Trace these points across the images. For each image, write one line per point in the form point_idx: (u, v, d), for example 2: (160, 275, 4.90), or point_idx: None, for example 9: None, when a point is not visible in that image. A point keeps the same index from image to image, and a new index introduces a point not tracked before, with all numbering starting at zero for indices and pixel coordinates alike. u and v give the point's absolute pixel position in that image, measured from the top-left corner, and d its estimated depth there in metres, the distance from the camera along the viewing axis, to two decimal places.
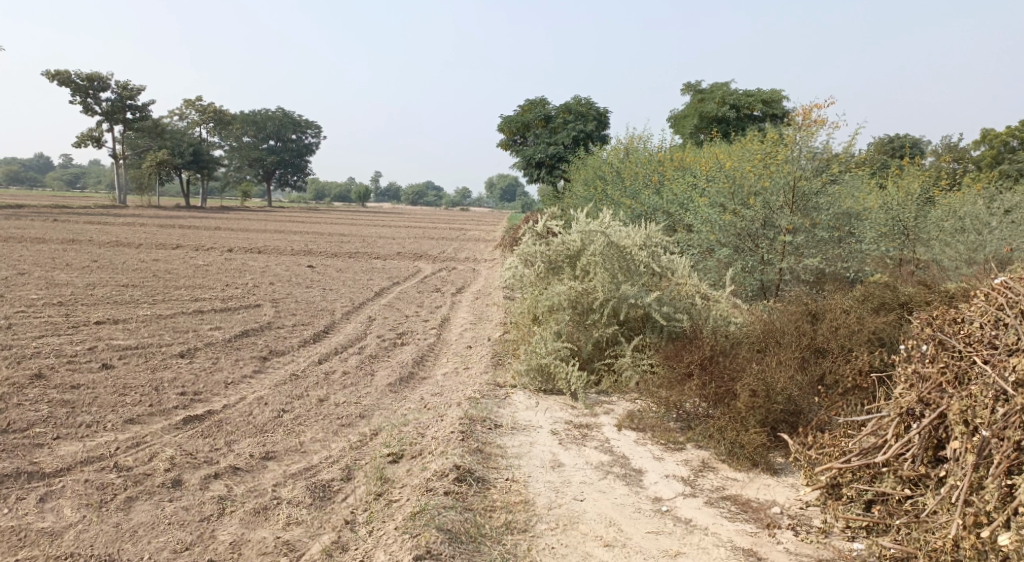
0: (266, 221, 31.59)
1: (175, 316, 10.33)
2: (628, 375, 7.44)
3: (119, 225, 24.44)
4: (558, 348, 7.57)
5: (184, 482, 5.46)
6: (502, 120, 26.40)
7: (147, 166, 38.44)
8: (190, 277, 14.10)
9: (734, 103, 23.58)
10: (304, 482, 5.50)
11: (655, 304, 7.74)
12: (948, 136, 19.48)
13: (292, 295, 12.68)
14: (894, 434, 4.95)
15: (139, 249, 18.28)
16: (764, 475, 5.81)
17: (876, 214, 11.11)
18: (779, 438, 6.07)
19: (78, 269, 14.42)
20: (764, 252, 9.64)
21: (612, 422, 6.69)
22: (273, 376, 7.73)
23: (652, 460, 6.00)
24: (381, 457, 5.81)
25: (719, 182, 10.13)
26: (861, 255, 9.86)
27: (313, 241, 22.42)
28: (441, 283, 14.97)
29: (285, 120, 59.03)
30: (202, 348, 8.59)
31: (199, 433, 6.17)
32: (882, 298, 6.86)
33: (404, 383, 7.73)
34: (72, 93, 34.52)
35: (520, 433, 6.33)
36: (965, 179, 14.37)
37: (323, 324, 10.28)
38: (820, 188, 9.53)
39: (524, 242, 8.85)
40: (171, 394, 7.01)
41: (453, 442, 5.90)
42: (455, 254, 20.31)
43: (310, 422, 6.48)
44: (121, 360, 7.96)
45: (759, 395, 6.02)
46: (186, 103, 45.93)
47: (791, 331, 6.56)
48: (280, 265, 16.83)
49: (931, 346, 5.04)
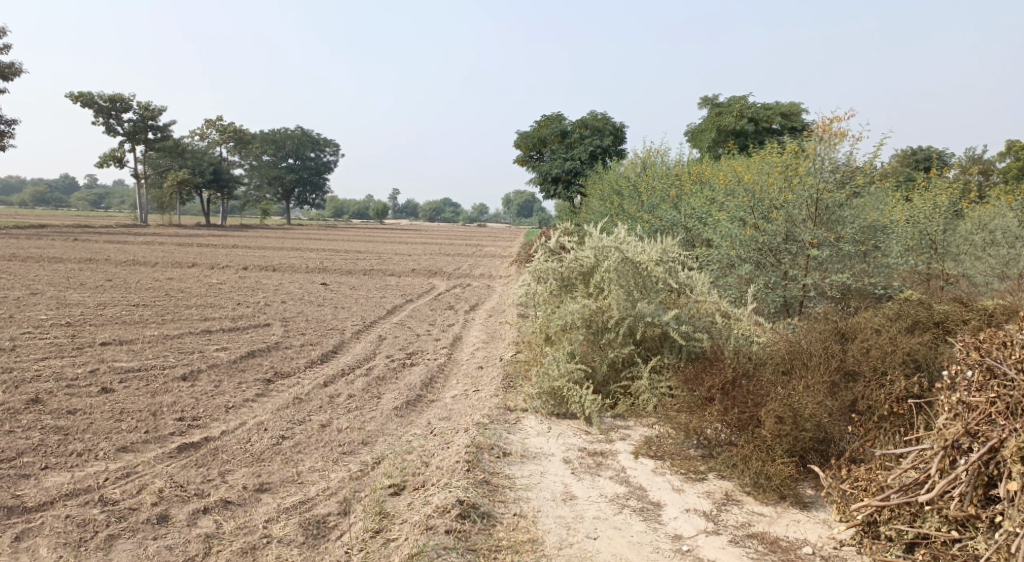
0: (284, 239, 31.36)
1: (182, 336, 10.06)
2: (645, 398, 7.08)
3: (137, 244, 24.35)
4: (571, 370, 7.21)
5: (170, 518, 5.14)
6: (519, 136, 26.13)
7: (168, 185, 38.49)
8: (202, 296, 13.86)
9: (752, 116, 23.22)
10: (297, 518, 5.15)
11: (673, 322, 7.37)
12: (973, 148, 18.97)
13: (303, 314, 12.38)
14: (938, 469, 4.55)
15: (154, 268, 18.11)
16: (793, 510, 5.41)
17: (902, 228, 10.70)
18: (809, 468, 5.69)
19: (91, 289, 14.22)
20: (787, 268, 9.29)
21: (629, 449, 6.31)
22: (276, 400, 7.40)
23: (672, 492, 5.62)
24: (381, 490, 5.45)
25: (739, 196, 9.78)
26: (887, 270, 9.43)
27: (330, 258, 22.21)
28: (455, 300, 14.64)
29: (304, 138, 59.17)
30: (205, 370, 8.29)
31: (192, 462, 5.84)
32: (915, 317, 6.48)
33: (411, 407, 7.37)
34: (94, 114, 34.68)
35: (530, 462, 5.97)
36: (993, 191, 13.94)
37: (331, 344, 9.96)
38: (844, 200, 9.15)
39: (537, 258, 8.50)
40: (168, 420, 6.69)
41: (457, 473, 5.55)
42: (470, 271, 20.02)
43: (309, 449, 6.15)
44: (120, 384, 7.66)
45: (786, 422, 5.62)
46: (206, 122, 46.13)
47: (819, 353, 6.17)
48: (293, 282, 16.58)
49: (979, 372, 4.62)
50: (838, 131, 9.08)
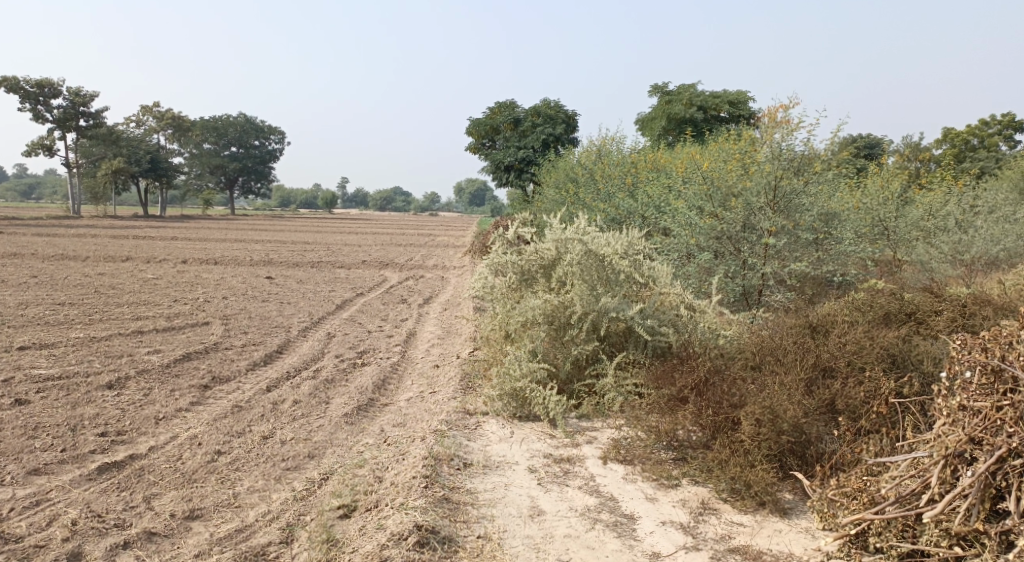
0: (226, 230, 30.29)
1: (111, 338, 9.33)
2: (610, 397, 6.62)
3: (68, 237, 23.12)
4: (533, 370, 6.76)
5: (85, 556, 4.58)
6: (470, 124, 25.51)
7: (103, 174, 36.94)
8: (136, 293, 13.03)
9: (701, 104, 23.03)
10: (234, 552, 4.65)
11: (638, 316, 6.95)
12: (911, 135, 19.08)
13: (246, 311, 11.70)
14: (940, 480, 4.32)
15: (86, 263, 17.10)
16: (774, 518, 5.06)
17: (857, 214, 10.50)
18: (788, 473, 5.33)
19: (14, 287, 13.27)
20: (746, 256, 8.91)
21: (596, 454, 5.88)
22: (213, 409, 6.80)
23: (645, 502, 5.23)
24: (330, 512, 4.95)
25: (696, 183, 9.39)
26: (845, 257, 9.15)
27: (275, 250, 21.38)
28: (408, 293, 14.08)
29: (247, 125, 57.59)
30: (135, 377, 7.62)
31: (114, 485, 5.25)
32: (885, 310, 6.19)
33: (362, 413, 6.84)
34: (21, 100, 32.99)
35: (493, 473, 5.50)
36: (941, 175, 13.91)
37: (276, 343, 9.34)
38: (802, 188, 8.81)
39: (493, 250, 8.01)
40: (90, 435, 6.05)
41: (414, 491, 5.05)
42: (422, 261, 19.45)
43: (249, 467, 5.57)
44: (38, 394, 6.97)
45: (764, 423, 5.29)
46: (144, 109, 44.48)
47: (793, 348, 5.83)
48: (236, 276, 15.82)
49: (985, 374, 4.36)
50: (792, 117, 8.72)
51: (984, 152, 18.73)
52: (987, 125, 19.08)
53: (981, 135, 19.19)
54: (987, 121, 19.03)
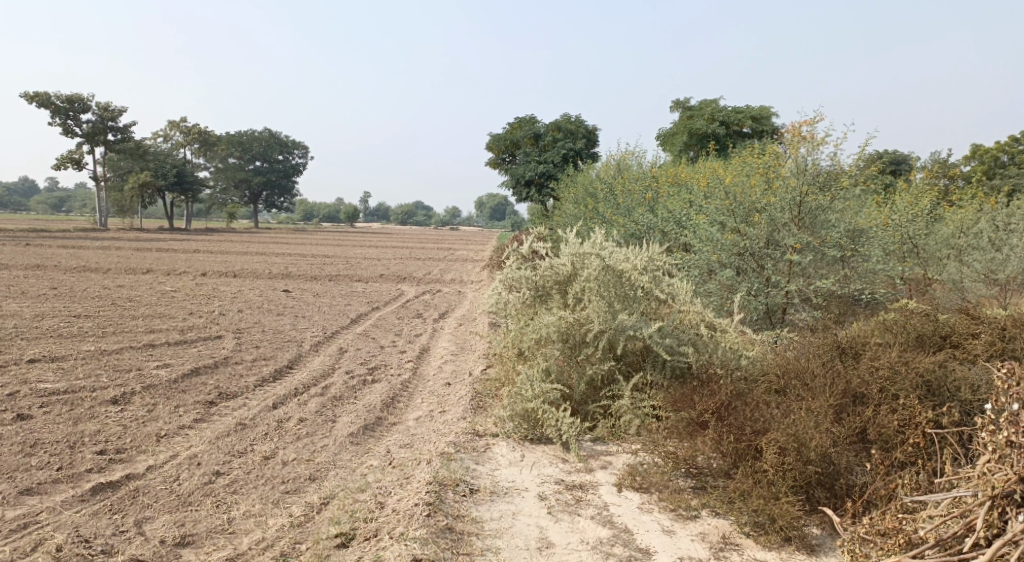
0: (248, 243, 30.34)
1: (122, 352, 9.18)
2: (627, 420, 6.34)
3: (92, 249, 23.22)
4: (546, 391, 6.47)
5: None
6: (491, 139, 25.36)
7: (129, 188, 37.21)
8: (152, 306, 12.92)
9: (723, 119, 22.72)
10: None
11: (657, 336, 6.65)
12: (939, 151, 18.62)
13: (260, 325, 11.54)
14: (986, 523, 4.04)
15: (106, 275, 17.06)
16: (799, 556, 4.78)
17: (885, 231, 10.15)
18: (815, 507, 5.02)
19: (32, 299, 13.22)
20: (769, 273, 8.61)
21: (611, 480, 5.60)
22: (217, 427, 6.59)
23: (661, 534, 4.95)
24: (326, 541, 4.74)
25: (717, 198, 9.09)
26: (872, 275, 8.82)
27: (295, 263, 21.25)
28: (423, 308, 13.87)
29: (272, 140, 57.96)
30: (141, 392, 7.44)
31: (106, 508, 5.07)
32: (918, 331, 5.85)
33: (369, 433, 6.60)
34: (52, 114, 33.33)
35: (500, 500, 5.25)
36: (970, 190, 13.51)
37: (287, 359, 9.16)
38: (827, 204, 8.53)
39: (508, 265, 7.74)
40: (87, 453, 5.87)
41: (415, 519, 4.82)
42: (440, 275, 19.23)
43: (247, 489, 5.37)
44: (40, 410, 6.81)
45: (790, 453, 5.00)
46: (171, 124, 44.88)
47: (821, 372, 5.52)
48: (253, 289, 15.72)
49: None
50: (818, 131, 8.46)
51: (1014, 169, 18.22)
52: (1017, 142, 18.56)
53: (1012, 151, 18.67)
54: (1017, 138, 18.53)
